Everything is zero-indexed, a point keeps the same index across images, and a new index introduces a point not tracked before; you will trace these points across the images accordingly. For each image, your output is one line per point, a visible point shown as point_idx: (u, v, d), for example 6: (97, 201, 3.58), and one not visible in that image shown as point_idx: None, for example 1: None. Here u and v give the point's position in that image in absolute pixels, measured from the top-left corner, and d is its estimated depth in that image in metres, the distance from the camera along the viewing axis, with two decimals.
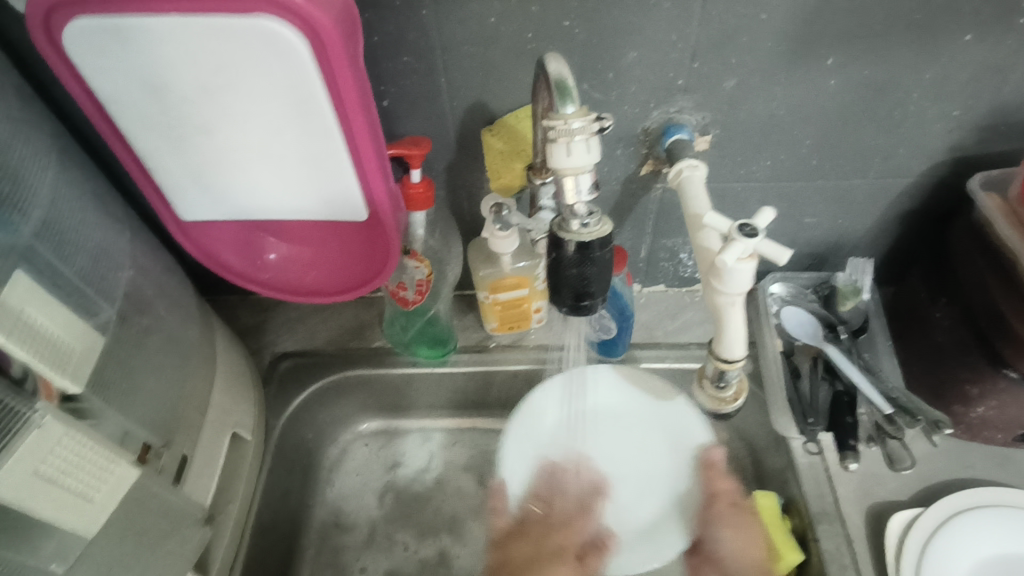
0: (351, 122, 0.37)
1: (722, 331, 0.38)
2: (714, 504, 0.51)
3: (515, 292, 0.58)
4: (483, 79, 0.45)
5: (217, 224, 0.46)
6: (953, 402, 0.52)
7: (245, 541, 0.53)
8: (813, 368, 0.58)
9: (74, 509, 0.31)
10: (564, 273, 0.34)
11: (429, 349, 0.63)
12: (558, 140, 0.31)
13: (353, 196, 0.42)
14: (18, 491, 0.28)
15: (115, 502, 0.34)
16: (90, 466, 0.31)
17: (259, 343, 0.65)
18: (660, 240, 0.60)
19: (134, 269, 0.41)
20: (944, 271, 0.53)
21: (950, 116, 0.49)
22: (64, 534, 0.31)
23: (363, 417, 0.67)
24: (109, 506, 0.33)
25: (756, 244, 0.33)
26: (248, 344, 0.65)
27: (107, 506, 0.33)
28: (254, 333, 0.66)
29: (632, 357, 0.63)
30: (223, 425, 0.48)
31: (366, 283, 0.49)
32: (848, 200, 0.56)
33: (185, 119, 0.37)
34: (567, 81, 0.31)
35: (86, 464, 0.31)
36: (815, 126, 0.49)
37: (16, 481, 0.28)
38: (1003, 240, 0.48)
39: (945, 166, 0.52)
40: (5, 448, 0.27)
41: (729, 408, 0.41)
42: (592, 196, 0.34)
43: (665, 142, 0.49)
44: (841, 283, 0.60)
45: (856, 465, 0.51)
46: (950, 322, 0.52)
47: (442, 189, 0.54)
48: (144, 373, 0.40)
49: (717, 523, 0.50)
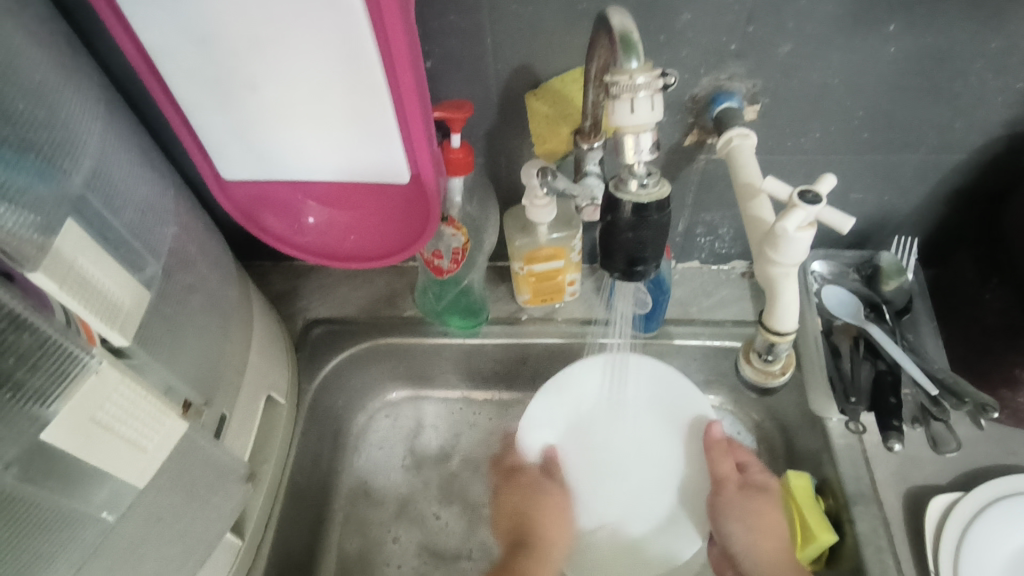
0: (399, 79, 0.36)
1: (777, 300, 0.39)
2: (723, 489, 0.54)
3: (550, 264, 0.57)
4: (531, 41, 0.44)
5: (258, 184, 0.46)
6: (999, 386, 0.51)
7: (279, 501, 0.53)
8: (854, 349, 0.55)
9: (125, 459, 0.31)
10: (619, 235, 0.36)
11: (461, 319, 0.63)
12: (622, 97, 0.33)
13: (396, 157, 0.42)
14: (76, 437, 0.28)
15: (164, 454, 0.34)
16: (139, 417, 0.32)
17: (292, 308, 0.65)
18: (700, 214, 0.59)
19: (178, 227, 0.41)
20: (998, 251, 0.52)
21: (1013, 89, 0.47)
22: (115, 483, 0.31)
23: (392, 386, 0.68)
24: (158, 458, 0.33)
25: (818, 210, 0.34)
26: (280, 309, 0.66)
27: (156, 458, 0.33)
28: (286, 299, 0.66)
29: (667, 333, 0.62)
30: (259, 387, 0.48)
31: (404, 249, 0.48)
32: (898, 177, 0.54)
33: (232, 72, 0.37)
34: (632, 37, 0.33)
35: (137, 415, 0.31)
36: (869, 98, 0.48)
37: (69, 429, 0.28)
38: None
39: (1004, 142, 0.51)
40: (61, 394, 0.28)
41: (776, 378, 0.45)
42: (652, 154, 0.35)
43: (714, 109, 0.47)
44: (886, 262, 0.58)
45: (900, 446, 0.48)
46: (1001, 304, 0.50)
47: (481, 155, 0.53)
48: (188, 330, 0.40)
49: (727, 513, 0.53)
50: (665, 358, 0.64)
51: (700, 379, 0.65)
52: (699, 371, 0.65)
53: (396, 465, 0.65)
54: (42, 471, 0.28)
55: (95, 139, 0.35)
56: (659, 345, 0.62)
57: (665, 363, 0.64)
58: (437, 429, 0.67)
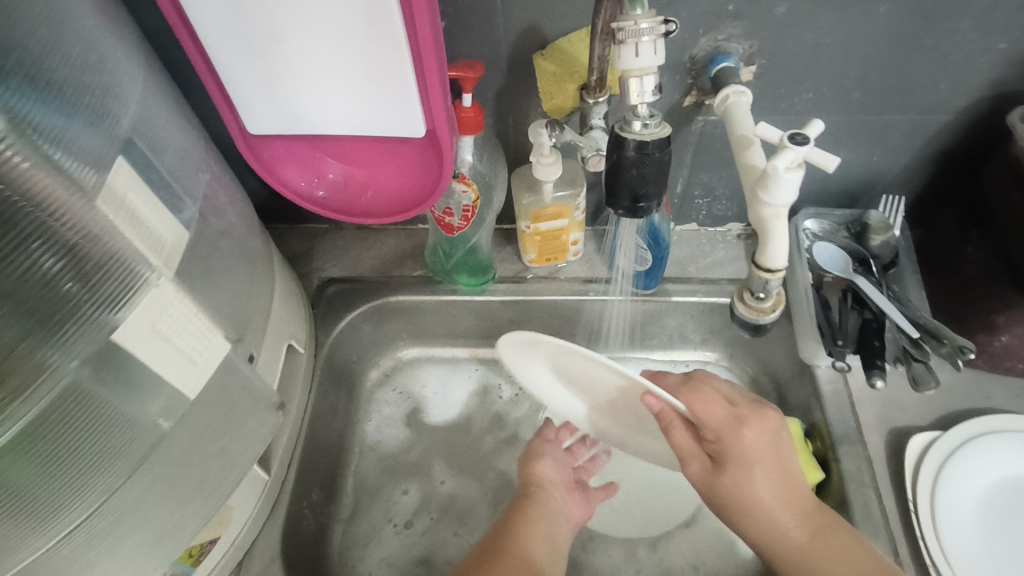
0: (418, 30, 0.39)
1: (768, 240, 0.43)
2: (689, 465, 0.52)
3: (554, 223, 0.60)
4: (542, 2, 0.47)
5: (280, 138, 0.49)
6: (977, 330, 0.55)
7: (299, 444, 0.58)
8: (843, 300, 0.59)
9: (180, 367, 0.38)
10: (625, 171, 0.45)
11: (469, 277, 0.66)
12: (628, 41, 0.40)
13: (415, 111, 0.44)
14: (139, 341, 0.35)
15: (212, 366, 0.41)
16: (190, 330, 0.38)
17: (307, 267, 0.68)
18: (697, 173, 0.61)
19: (210, 175, 0.44)
20: (978, 205, 0.55)
21: (996, 49, 0.49)
22: (169, 391, 0.38)
23: (401, 343, 0.71)
24: (206, 369, 0.41)
25: (805, 151, 0.38)
26: (296, 267, 0.68)
27: (205, 368, 0.40)
28: (302, 258, 0.69)
29: (665, 291, 0.65)
30: (282, 335, 0.52)
31: (416, 206, 0.51)
32: (888, 137, 0.57)
33: (256, 26, 0.40)
34: None
35: (188, 328, 0.38)
36: (859, 58, 0.51)
37: (136, 333, 0.34)
38: None
39: (988, 102, 0.53)
40: (128, 303, 0.34)
41: (767, 315, 0.49)
42: (654, 95, 0.42)
43: (711, 69, 0.50)
44: (874, 219, 0.60)
45: (882, 381, 0.52)
46: (981, 255, 0.54)
47: (489, 116, 0.56)
48: (221, 274, 0.43)
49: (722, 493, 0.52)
50: (663, 316, 0.67)
51: (697, 337, 0.69)
52: (696, 329, 0.68)
53: (408, 419, 0.68)
54: (112, 375, 0.35)
55: (135, 84, 0.37)
56: (657, 303, 0.66)
57: (664, 321, 0.67)
58: (451, 387, 0.70)
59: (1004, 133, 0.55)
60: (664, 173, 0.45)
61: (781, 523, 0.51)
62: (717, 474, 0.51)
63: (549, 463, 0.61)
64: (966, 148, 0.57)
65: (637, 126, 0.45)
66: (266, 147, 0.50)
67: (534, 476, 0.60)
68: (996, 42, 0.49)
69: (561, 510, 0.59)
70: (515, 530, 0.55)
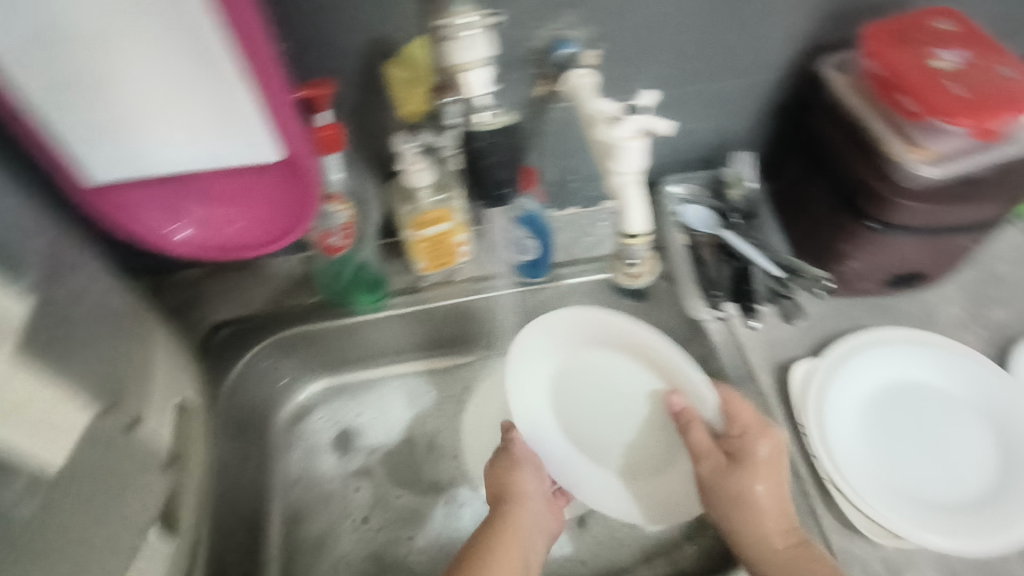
0: (256, 60, 0.52)
1: (624, 201, 0.71)
2: (703, 459, 0.75)
3: (437, 226, 0.79)
4: (371, 18, 0.65)
5: (129, 186, 0.61)
6: (833, 260, 0.85)
7: (209, 489, 0.78)
8: (716, 254, 0.91)
9: (47, 430, 0.59)
10: (482, 159, 0.69)
11: (365, 291, 0.88)
12: (455, 37, 0.58)
13: (264, 146, 0.58)
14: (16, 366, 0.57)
15: (75, 435, 0.62)
16: (42, 398, 0.59)
17: (196, 318, 0.88)
18: (559, 161, 0.88)
19: (50, 241, 0.66)
20: (815, 149, 0.85)
21: (793, 25, 0.77)
22: (36, 457, 0.57)
23: (309, 379, 0.95)
24: (70, 433, 0.61)
25: (651, 121, 0.66)
26: (181, 320, 0.87)
27: (68, 431, 0.61)
28: (184, 310, 0.88)
29: (558, 275, 0.92)
30: (165, 401, 0.77)
31: (288, 232, 0.68)
32: (726, 98, 0.85)
33: (85, 67, 0.49)
34: (461, 6, 0.59)
35: (39, 396, 0.59)
36: (693, 29, 0.75)
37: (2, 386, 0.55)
38: (852, 109, 0.77)
39: (804, 49, 0.80)
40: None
41: (643, 276, 0.83)
42: (490, 86, 0.63)
43: (559, 52, 0.70)
44: (730, 176, 0.92)
45: (756, 322, 0.86)
46: (821, 192, 0.82)
47: (354, 125, 0.76)
48: (75, 344, 0.66)
49: (719, 486, 0.73)
50: (564, 296, 0.94)
51: None
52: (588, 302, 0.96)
53: (342, 451, 0.92)
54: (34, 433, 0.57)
55: (37, 241, 0.64)
56: (554, 283, 0.92)
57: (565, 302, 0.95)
58: (379, 407, 0.95)
59: (807, 83, 0.84)
60: (515, 152, 0.71)
61: (769, 536, 0.69)
62: (729, 474, 0.72)
63: (531, 483, 0.76)
64: (783, 114, 0.89)
65: (486, 118, 0.67)
66: (110, 198, 0.61)
67: (514, 498, 0.74)
68: (734, 58, 0.79)
69: (533, 522, 0.74)
70: (514, 531, 0.71)
